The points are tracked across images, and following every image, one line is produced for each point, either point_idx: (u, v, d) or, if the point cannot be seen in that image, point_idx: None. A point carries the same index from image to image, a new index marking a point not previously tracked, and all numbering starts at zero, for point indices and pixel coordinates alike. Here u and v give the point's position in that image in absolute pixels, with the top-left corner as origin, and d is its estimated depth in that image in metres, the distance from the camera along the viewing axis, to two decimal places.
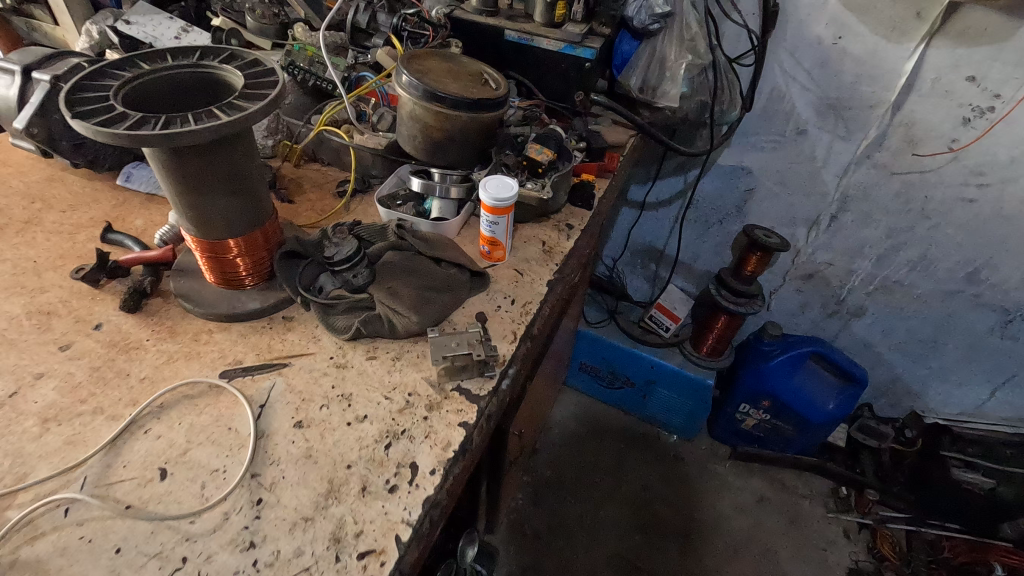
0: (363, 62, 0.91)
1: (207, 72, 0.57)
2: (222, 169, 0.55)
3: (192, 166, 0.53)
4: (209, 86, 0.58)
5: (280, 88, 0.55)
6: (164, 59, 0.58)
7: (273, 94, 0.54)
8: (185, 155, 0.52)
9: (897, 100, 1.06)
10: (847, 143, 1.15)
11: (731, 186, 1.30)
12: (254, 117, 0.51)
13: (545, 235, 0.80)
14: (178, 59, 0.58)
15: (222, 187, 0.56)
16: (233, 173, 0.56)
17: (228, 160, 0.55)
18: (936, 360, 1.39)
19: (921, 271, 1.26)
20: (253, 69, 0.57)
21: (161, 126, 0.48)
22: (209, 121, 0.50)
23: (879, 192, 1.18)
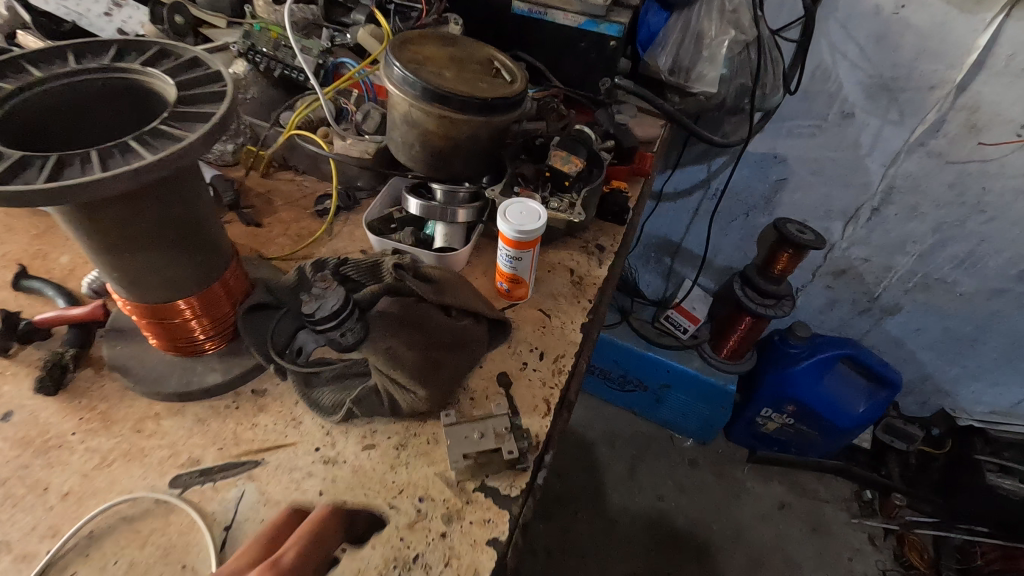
0: (343, 43, 0.74)
1: (130, 80, 0.43)
2: (158, 221, 0.41)
3: (114, 220, 0.39)
4: (134, 98, 0.44)
5: (228, 103, 0.39)
6: (66, 60, 0.43)
7: (217, 113, 0.38)
8: (103, 208, 0.38)
9: (963, 80, 0.91)
10: (899, 128, 1.00)
11: (761, 176, 1.16)
12: (190, 151, 0.36)
13: (573, 261, 0.66)
14: (86, 61, 0.43)
15: (161, 241, 0.42)
16: (174, 223, 0.42)
17: (166, 207, 0.41)
18: (972, 360, 1.29)
19: (967, 268, 1.14)
20: (192, 75, 0.41)
21: (53, 171, 0.33)
22: (127, 161, 0.35)
23: (930, 184, 1.05)
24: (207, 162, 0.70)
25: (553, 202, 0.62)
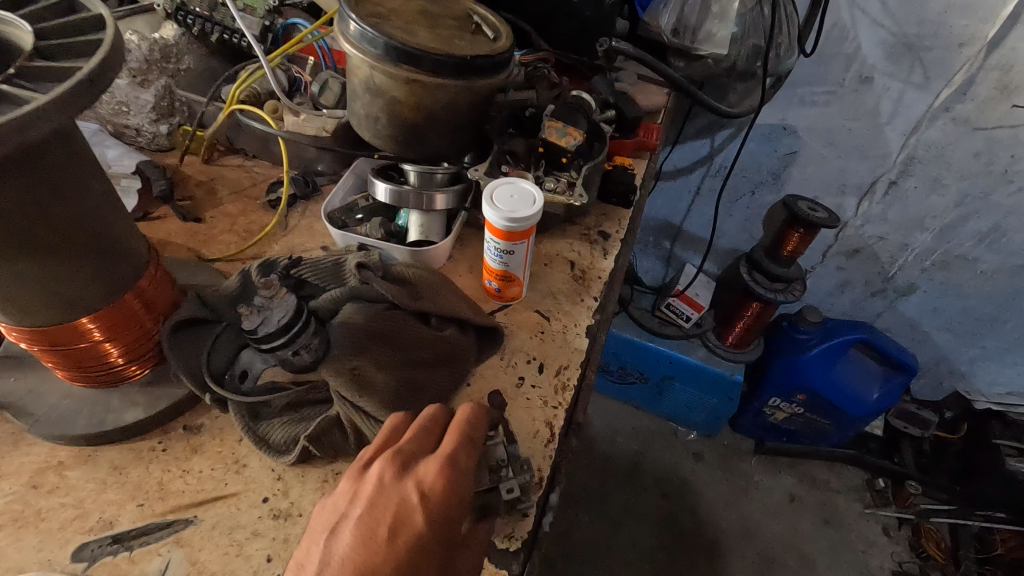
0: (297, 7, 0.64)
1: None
2: (29, 224, 0.33)
3: None
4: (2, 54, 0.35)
5: (105, 58, 0.32)
6: None
7: (87, 69, 0.31)
8: None
9: (995, 36, 0.82)
10: (922, 92, 0.91)
11: (769, 151, 1.07)
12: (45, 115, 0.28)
13: (572, 253, 0.57)
14: None
15: (40, 251, 0.34)
16: (55, 224, 0.34)
17: (40, 210, 0.33)
18: (992, 340, 1.22)
19: (990, 244, 1.06)
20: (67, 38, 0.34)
21: None
22: None
23: (954, 154, 0.96)
24: (137, 147, 0.59)
25: (550, 180, 0.53)
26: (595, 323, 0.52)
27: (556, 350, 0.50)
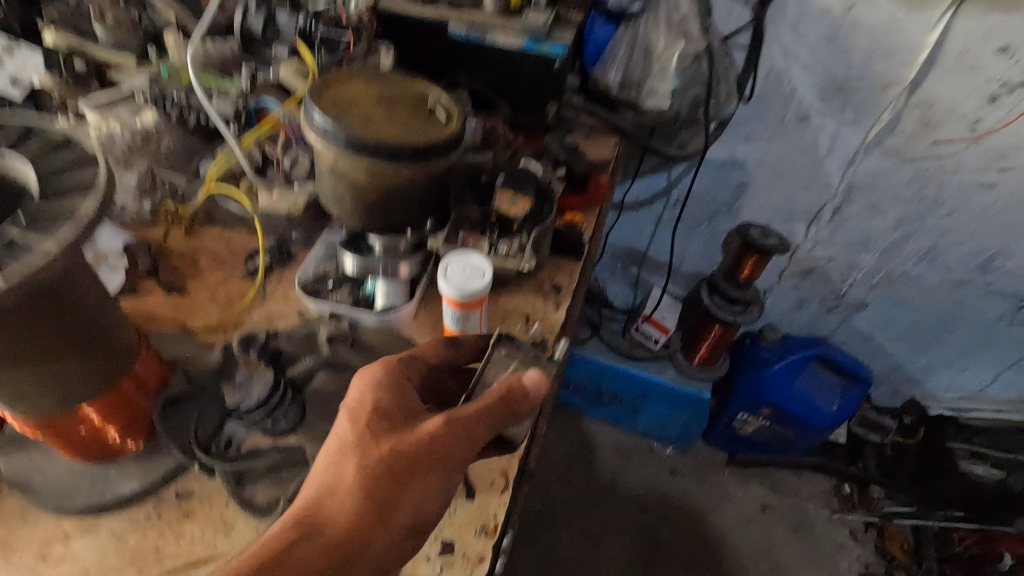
0: (265, 77, 0.67)
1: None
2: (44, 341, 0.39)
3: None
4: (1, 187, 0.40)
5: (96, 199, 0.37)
6: None
7: (82, 211, 0.36)
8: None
9: (915, 78, 0.90)
10: (855, 129, 0.99)
11: (722, 183, 1.14)
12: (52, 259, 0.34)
13: (528, 306, 0.63)
14: None
15: (51, 358, 0.40)
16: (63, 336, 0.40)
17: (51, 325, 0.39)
18: (940, 348, 1.30)
19: (929, 262, 1.14)
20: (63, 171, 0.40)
21: None
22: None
23: (888, 183, 1.04)
24: (122, 223, 0.64)
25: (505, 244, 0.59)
26: (561, 345, 0.56)
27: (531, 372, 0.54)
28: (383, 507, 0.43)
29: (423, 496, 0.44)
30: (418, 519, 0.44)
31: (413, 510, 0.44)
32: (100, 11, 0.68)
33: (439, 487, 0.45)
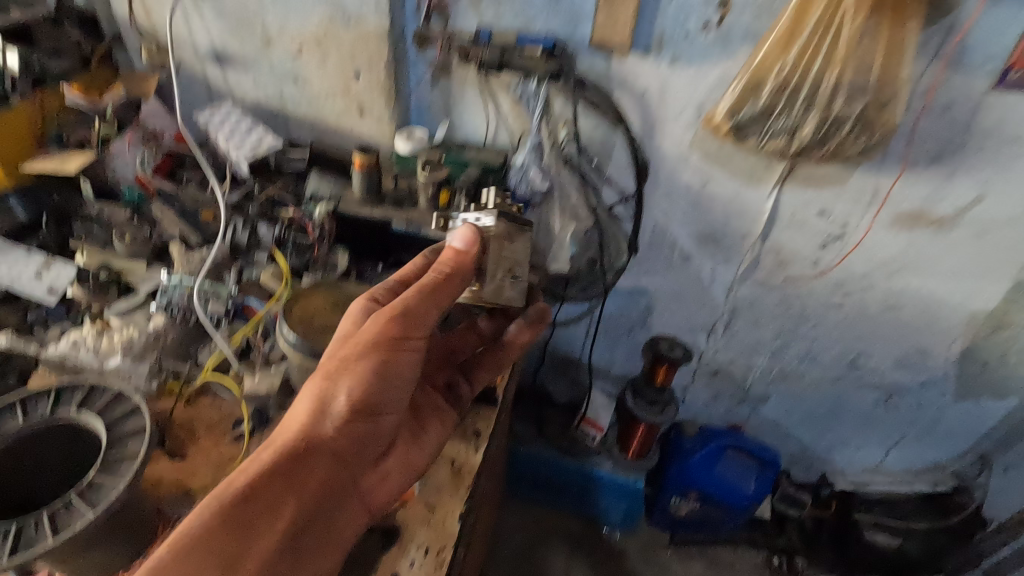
0: (249, 278, 0.90)
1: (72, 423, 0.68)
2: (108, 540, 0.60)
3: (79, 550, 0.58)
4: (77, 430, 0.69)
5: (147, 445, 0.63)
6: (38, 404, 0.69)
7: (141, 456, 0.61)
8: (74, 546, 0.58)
9: (763, 232, 1.15)
10: (728, 266, 1.23)
11: (633, 305, 1.37)
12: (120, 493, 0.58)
13: (454, 450, 0.82)
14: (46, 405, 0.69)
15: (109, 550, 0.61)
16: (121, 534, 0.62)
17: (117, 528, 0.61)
18: (836, 430, 1.50)
19: (809, 362, 1.37)
20: (121, 419, 0.66)
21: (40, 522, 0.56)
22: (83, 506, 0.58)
23: (762, 304, 1.28)
24: None
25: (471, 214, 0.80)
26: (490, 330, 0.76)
27: (496, 273, 0.77)
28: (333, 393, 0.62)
29: (372, 372, 0.63)
30: (369, 395, 0.63)
31: (362, 387, 0.63)
32: (121, 233, 0.90)
33: (389, 359, 0.64)
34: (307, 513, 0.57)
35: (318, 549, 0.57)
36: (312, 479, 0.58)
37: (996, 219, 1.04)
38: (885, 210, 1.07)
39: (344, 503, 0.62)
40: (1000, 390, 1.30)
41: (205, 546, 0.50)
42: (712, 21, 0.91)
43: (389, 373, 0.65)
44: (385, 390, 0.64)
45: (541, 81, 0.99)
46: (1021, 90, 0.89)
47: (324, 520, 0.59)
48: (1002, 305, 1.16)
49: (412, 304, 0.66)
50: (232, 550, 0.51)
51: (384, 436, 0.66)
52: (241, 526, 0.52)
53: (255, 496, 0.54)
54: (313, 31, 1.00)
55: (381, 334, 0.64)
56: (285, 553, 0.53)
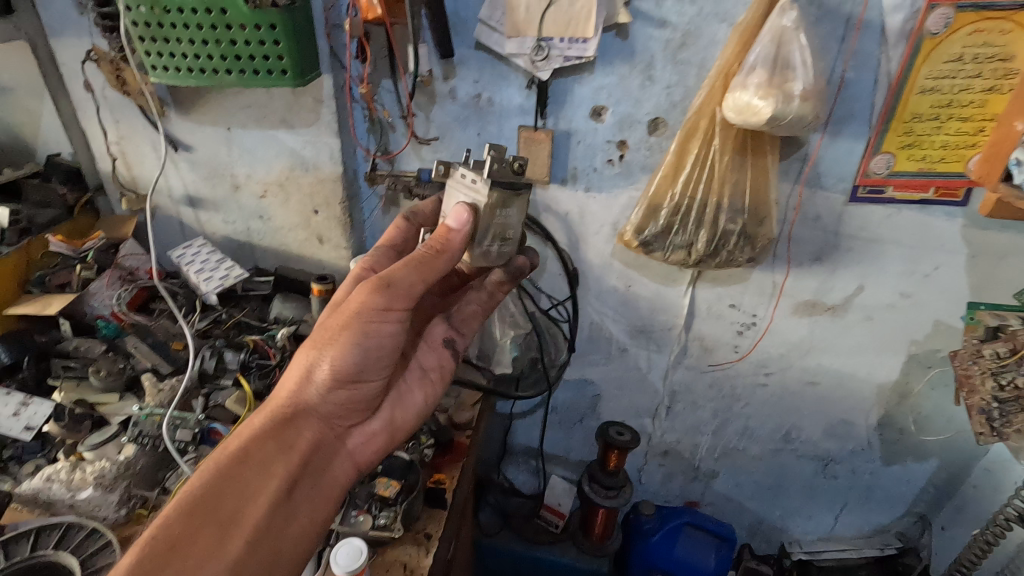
0: (215, 402, 0.99)
1: (42, 560, 0.75)
2: None
3: None
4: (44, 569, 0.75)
5: None
6: (18, 546, 0.77)
7: None
8: None
9: (685, 322, 1.29)
10: (661, 354, 1.35)
11: (581, 394, 1.47)
12: None
13: (407, 555, 0.86)
14: (26, 546, 0.77)
15: None
16: None
17: None
18: (786, 501, 1.56)
19: (748, 437, 1.46)
20: (99, 557, 0.77)
21: None
22: None
23: (696, 387, 1.39)
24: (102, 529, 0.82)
25: (468, 174, 0.74)
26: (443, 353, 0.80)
27: (488, 237, 0.75)
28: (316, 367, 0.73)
29: (351, 347, 0.72)
30: (349, 367, 0.73)
31: (343, 359, 0.72)
32: (97, 368, 0.99)
33: (368, 334, 0.72)
34: (298, 470, 0.71)
35: (308, 499, 0.72)
36: (298, 445, 0.72)
37: (879, 303, 1.19)
38: (784, 301, 1.22)
39: (333, 457, 0.75)
40: (921, 454, 1.39)
41: (209, 504, 0.65)
42: (614, 157, 1.09)
43: (372, 346, 0.73)
44: (365, 361, 0.73)
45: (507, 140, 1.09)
46: (871, 202, 1.07)
47: (314, 476, 0.73)
48: (902, 377, 1.28)
49: (393, 281, 0.71)
50: (232, 506, 0.66)
51: (367, 398, 0.77)
52: (241, 484, 0.67)
53: (251, 460, 0.69)
54: (276, 176, 1.16)
55: (362, 310, 0.71)
56: (278, 506, 0.68)
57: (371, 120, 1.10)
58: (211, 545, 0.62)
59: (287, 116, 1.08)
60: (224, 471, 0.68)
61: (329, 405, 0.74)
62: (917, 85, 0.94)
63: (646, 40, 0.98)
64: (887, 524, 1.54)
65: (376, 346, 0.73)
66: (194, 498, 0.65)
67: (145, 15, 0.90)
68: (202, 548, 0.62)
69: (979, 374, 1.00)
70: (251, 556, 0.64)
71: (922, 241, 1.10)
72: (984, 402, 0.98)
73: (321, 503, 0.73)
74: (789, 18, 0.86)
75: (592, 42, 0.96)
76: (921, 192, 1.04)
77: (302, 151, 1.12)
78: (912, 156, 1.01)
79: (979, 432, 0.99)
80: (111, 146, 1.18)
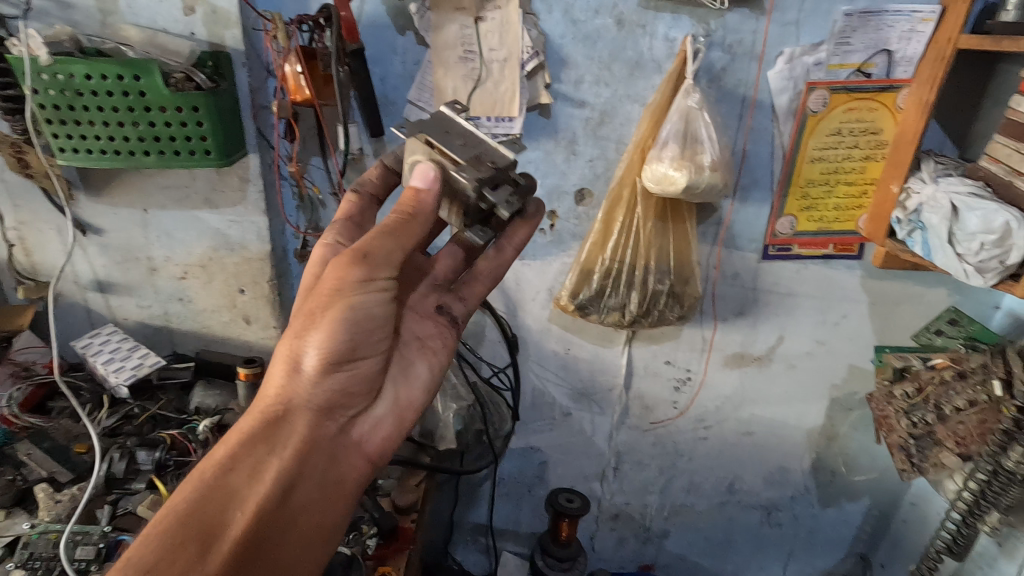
0: (124, 511, 0.88)
1: None
2: None
3: None
4: None
5: None
6: None
7: None
8: None
9: (625, 382, 1.30)
10: (603, 416, 1.35)
11: (527, 463, 1.43)
12: None
13: None
14: None
15: None
16: None
17: None
18: (737, 555, 1.56)
19: (694, 493, 1.46)
20: None
21: None
22: None
23: (640, 446, 1.39)
24: None
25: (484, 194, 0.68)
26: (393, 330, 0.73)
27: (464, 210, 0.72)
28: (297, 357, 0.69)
29: (336, 325, 0.67)
30: (333, 349, 0.68)
31: (326, 346, 0.67)
32: None
33: (351, 314, 0.67)
34: (290, 470, 0.67)
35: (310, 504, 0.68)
36: (291, 441, 0.68)
37: (799, 351, 1.26)
38: (714, 354, 1.27)
39: (342, 455, 0.72)
40: (853, 494, 1.45)
41: (194, 518, 0.60)
42: (545, 227, 1.13)
43: (360, 322, 0.68)
44: (355, 340, 0.69)
45: None
46: (781, 259, 1.16)
47: (315, 474, 0.69)
48: (827, 421, 1.35)
49: (382, 254, 0.66)
50: (217, 515, 0.61)
51: (363, 379, 0.73)
52: (232, 490, 0.63)
53: (242, 461, 0.65)
54: (198, 258, 1.11)
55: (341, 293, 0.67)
56: (275, 513, 0.64)
57: (300, 197, 1.09)
58: (190, 563, 0.56)
59: (210, 196, 1.05)
60: (211, 482, 0.63)
61: (317, 392, 0.69)
62: (807, 155, 1.05)
63: (567, 119, 1.04)
64: (830, 568, 1.57)
65: (364, 330, 0.69)
66: (172, 514, 0.60)
67: (55, 97, 0.85)
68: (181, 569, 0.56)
69: (894, 413, 1.08)
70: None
71: (829, 293, 1.20)
72: (902, 440, 1.07)
73: (326, 506, 0.69)
74: (693, 99, 0.95)
75: (517, 121, 1.02)
76: (822, 249, 1.15)
77: (227, 230, 1.08)
78: (811, 217, 1.11)
79: (902, 468, 1.07)
80: (8, 232, 1.09)
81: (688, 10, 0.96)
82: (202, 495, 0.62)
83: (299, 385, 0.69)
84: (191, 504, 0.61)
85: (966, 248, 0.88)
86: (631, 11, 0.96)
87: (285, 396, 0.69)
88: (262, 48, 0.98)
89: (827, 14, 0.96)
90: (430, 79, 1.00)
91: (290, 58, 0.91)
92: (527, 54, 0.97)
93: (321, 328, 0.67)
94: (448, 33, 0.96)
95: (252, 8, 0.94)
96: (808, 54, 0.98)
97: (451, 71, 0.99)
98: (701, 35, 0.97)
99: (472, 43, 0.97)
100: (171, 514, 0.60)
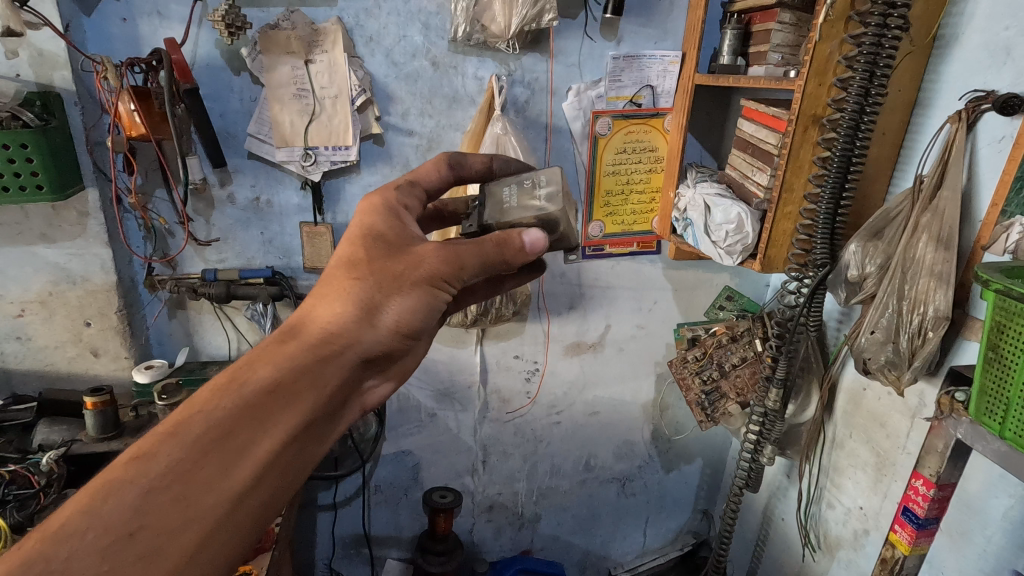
0: None
1: None
2: None
3: None
4: None
5: None
6: None
7: None
8: None
9: (481, 378, 1.45)
10: (466, 413, 1.49)
11: (401, 467, 1.52)
12: None
13: None
14: None
15: None
16: None
17: None
18: (602, 528, 1.74)
19: (557, 475, 1.63)
20: None
21: None
22: None
23: (502, 437, 1.54)
24: None
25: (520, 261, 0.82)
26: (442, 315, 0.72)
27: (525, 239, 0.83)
28: (371, 316, 0.62)
29: (414, 304, 0.64)
30: (407, 326, 0.64)
31: (401, 318, 0.63)
32: None
33: (429, 306, 0.65)
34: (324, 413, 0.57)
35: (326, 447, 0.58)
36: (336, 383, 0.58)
37: (624, 336, 1.49)
38: (554, 345, 1.45)
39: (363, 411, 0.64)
40: (688, 456, 1.69)
41: (223, 439, 0.49)
42: None
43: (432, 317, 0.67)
44: (421, 323, 0.65)
45: (305, 186, 1.18)
46: (596, 258, 1.37)
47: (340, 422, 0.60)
48: (657, 395, 1.58)
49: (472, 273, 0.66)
50: (248, 439, 0.50)
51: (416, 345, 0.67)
52: (266, 415, 0.52)
53: (282, 388, 0.54)
54: (36, 293, 1.10)
55: (430, 280, 0.64)
56: (297, 451, 0.54)
57: (145, 228, 1.13)
58: (213, 483, 0.47)
59: (46, 230, 1.07)
60: (249, 399, 0.52)
61: (379, 345, 0.62)
62: (604, 170, 1.28)
63: (399, 146, 1.18)
64: (681, 527, 1.80)
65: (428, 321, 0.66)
66: (198, 427, 0.49)
67: None
68: (205, 486, 0.46)
69: (688, 374, 1.31)
70: (257, 505, 0.49)
71: (639, 283, 1.43)
72: (697, 397, 1.29)
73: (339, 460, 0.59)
74: (499, 127, 1.13)
75: (353, 148, 1.14)
76: (628, 247, 1.37)
77: (67, 264, 1.09)
78: (615, 221, 1.34)
79: (700, 419, 1.29)
80: None
81: (491, 53, 1.15)
82: (234, 414, 0.51)
83: (364, 336, 0.61)
84: (220, 420, 0.50)
85: (718, 237, 1.12)
86: (443, 54, 1.13)
87: (346, 335, 0.60)
88: (94, 88, 1.02)
89: (600, 57, 1.19)
90: (267, 114, 1.10)
91: (122, 97, 0.98)
92: (355, 92, 1.11)
93: (397, 302, 0.63)
94: (281, 73, 1.07)
95: (81, 51, 0.99)
96: (591, 90, 1.21)
97: (287, 107, 1.10)
98: (503, 74, 1.17)
99: (305, 83, 1.09)
100: (193, 425, 0.49)
